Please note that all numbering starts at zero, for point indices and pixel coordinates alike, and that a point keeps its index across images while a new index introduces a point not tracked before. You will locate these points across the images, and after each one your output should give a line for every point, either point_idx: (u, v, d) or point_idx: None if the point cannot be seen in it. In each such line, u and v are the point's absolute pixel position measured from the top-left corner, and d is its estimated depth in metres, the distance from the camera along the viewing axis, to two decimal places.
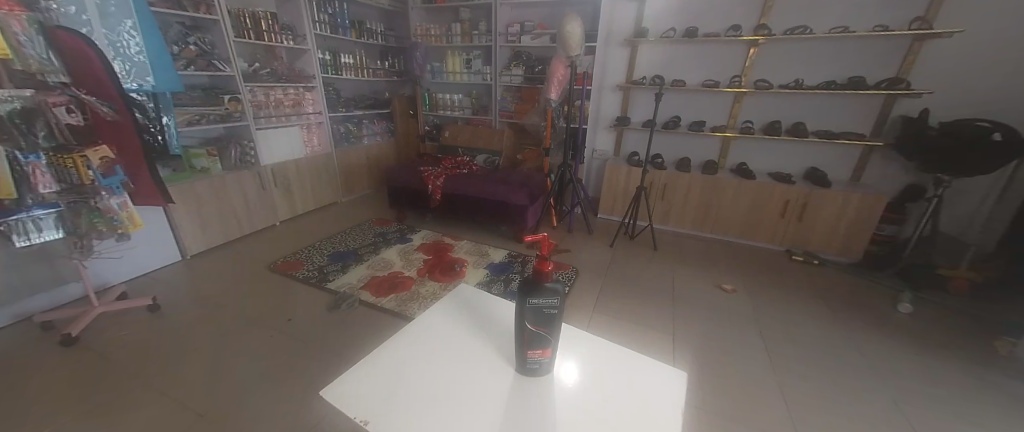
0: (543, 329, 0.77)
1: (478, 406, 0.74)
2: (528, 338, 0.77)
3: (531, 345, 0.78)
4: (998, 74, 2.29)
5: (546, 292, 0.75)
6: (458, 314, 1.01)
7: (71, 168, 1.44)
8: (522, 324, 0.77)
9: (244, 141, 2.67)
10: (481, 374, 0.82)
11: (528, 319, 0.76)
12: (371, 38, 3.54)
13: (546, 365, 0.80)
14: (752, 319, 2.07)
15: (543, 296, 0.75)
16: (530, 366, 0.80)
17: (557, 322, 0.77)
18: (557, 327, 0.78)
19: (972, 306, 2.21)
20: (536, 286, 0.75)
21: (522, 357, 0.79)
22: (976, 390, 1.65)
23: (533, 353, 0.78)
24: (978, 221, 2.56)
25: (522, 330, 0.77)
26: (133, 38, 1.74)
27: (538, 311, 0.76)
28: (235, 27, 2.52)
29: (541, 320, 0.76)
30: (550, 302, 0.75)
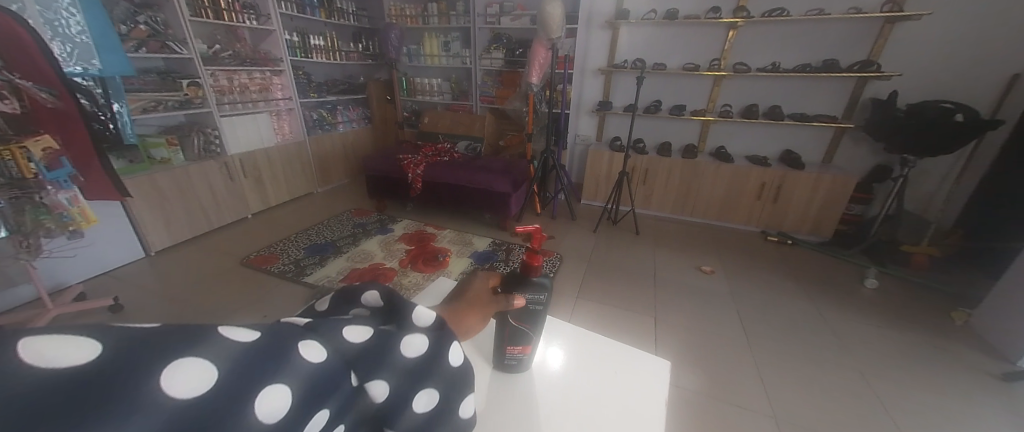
0: (526, 324, 0.73)
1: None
2: (507, 333, 0.73)
3: (512, 341, 0.74)
4: (960, 54, 2.37)
5: (535, 286, 0.71)
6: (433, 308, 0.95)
7: (9, 160, 1.30)
8: (504, 320, 0.73)
9: (207, 128, 2.51)
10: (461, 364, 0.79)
11: (509, 313, 0.72)
12: (342, 19, 3.38)
13: (525, 361, 0.77)
14: (729, 298, 2.12)
15: (529, 292, 0.71)
16: (509, 362, 0.76)
17: (541, 318, 0.74)
18: (541, 322, 0.74)
19: (933, 280, 2.32)
20: (523, 280, 0.71)
21: (501, 353, 0.76)
22: (938, 359, 1.74)
23: (513, 348, 0.75)
24: (939, 199, 2.68)
25: (503, 324, 0.73)
26: (72, 15, 1.57)
27: (520, 306, 0.71)
28: (190, 5, 2.34)
29: (523, 315, 0.72)
30: (536, 297, 0.71)
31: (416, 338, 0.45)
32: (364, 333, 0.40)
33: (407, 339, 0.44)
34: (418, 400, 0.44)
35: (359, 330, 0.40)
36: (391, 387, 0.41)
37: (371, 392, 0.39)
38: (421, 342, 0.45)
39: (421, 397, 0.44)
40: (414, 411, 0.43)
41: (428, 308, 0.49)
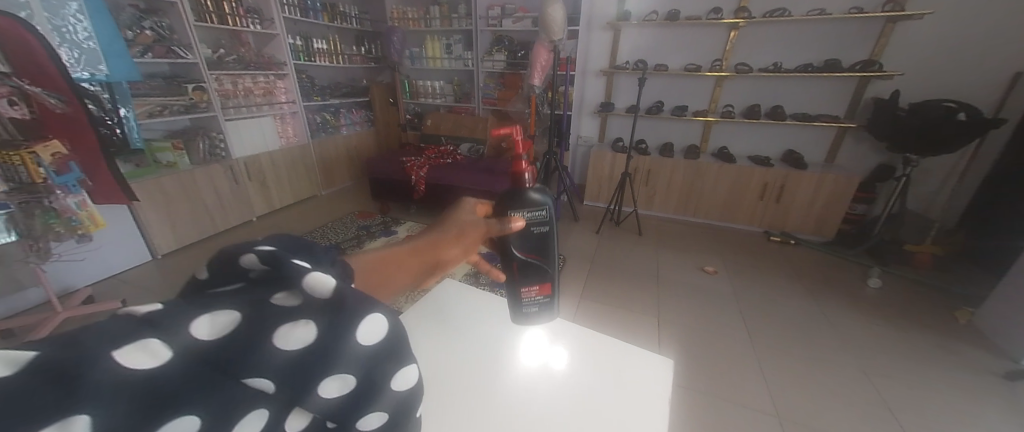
0: (536, 254, 0.71)
1: (469, 399, 0.72)
2: (518, 268, 0.71)
3: (528, 280, 0.72)
4: (962, 53, 2.36)
5: (531, 200, 0.68)
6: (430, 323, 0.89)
7: (19, 166, 1.33)
8: (511, 252, 0.70)
9: (212, 132, 2.53)
10: (469, 371, 0.78)
11: (515, 242, 0.69)
12: (345, 23, 3.40)
13: (544, 305, 0.76)
14: (733, 298, 2.13)
15: (528, 208, 0.68)
16: (530, 309, 0.76)
17: (554, 245, 0.72)
18: (552, 245, 0.72)
19: (937, 279, 2.32)
20: (518, 195, 0.68)
21: (518, 302, 0.74)
22: (942, 358, 1.74)
23: (530, 290, 0.74)
24: (943, 197, 2.67)
25: (510, 261, 0.71)
26: (79, 22, 1.59)
27: (525, 231, 0.69)
28: (195, 10, 2.36)
29: (533, 243, 0.70)
30: (538, 214, 0.69)
31: (302, 327, 0.32)
32: (229, 328, 0.29)
33: (283, 330, 0.31)
34: (324, 385, 0.33)
35: (226, 319, 0.29)
36: (281, 377, 0.31)
37: (257, 410, 0.31)
38: (306, 332, 0.32)
39: (326, 381, 0.33)
40: (321, 401, 0.33)
41: (320, 279, 0.33)
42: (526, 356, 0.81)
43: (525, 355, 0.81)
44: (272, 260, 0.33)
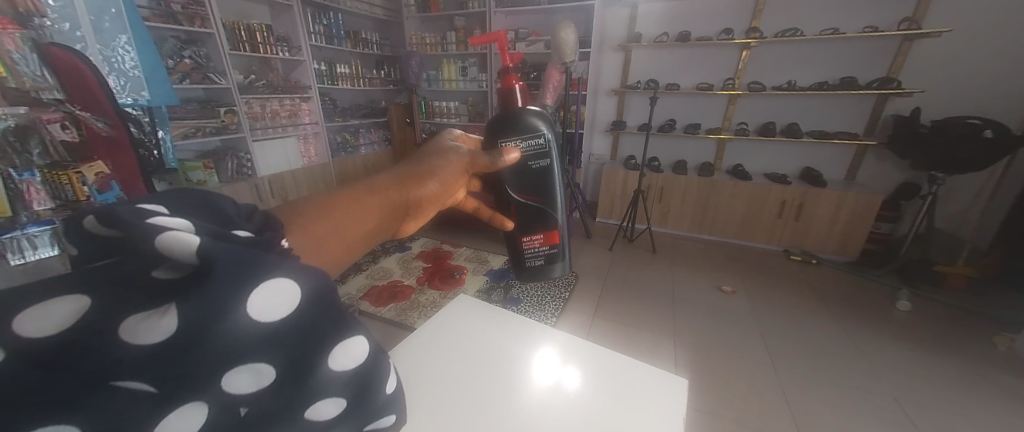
0: (534, 196, 0.71)
1: (476, 420, 0.67)
2: (519, 211, 0.71)
3: (532, 228, 0.73)
4: (985, 70, 2.33)
5: (524, 127, 0.67)
6: (429, 352, 0.82)
7: (66, 185, 1.26)
8: (508, 194, 0.70)
9: (240, 152, 2.66)
10: (473, 404, 0.70)
11: (511, 181, 0.69)
12: (366, 48, 3.57)
13: (550, 258, 0.76)
14: (751, 319, 2.08)
15: (521, 134, 0.67)
16: (535, 263, 0.76)
17: (556, 182, 0.71)
18: (552, 179, 0.71)
19: (971, 302, 2.22)
20: (511, 123, 0.67)
21: (522, 255, 0.76)
22: (981, 386, 1.65)
23: (533, 239, 0.74)
24: (973, 216, 2.58)
25: (509, 205, 0.71)
26: (127, 53, 1.73)
27: (523, 168, 0.68)
28: (230, 40, 2.52)
29: (532, 182, 0.69)
30: (533, 143, 0.67)
31: (263, 297, 0.26)
32: (64, 323, 0.21)
33: (133, 321, 0.22)
34: (228, 381, 0.26)
35: (64, 312, 0.21)
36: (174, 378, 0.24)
37: (181, 408, 0.25)
38: (169, 320, 0.23)
39: (230, 376, 0.26)
40: (233, 394, 0.27)
41: (172, 236, 0.23)
42: (536, 374, 0.76)
43: (535, 373, 0.76)
44: (108, 218, 0.24)
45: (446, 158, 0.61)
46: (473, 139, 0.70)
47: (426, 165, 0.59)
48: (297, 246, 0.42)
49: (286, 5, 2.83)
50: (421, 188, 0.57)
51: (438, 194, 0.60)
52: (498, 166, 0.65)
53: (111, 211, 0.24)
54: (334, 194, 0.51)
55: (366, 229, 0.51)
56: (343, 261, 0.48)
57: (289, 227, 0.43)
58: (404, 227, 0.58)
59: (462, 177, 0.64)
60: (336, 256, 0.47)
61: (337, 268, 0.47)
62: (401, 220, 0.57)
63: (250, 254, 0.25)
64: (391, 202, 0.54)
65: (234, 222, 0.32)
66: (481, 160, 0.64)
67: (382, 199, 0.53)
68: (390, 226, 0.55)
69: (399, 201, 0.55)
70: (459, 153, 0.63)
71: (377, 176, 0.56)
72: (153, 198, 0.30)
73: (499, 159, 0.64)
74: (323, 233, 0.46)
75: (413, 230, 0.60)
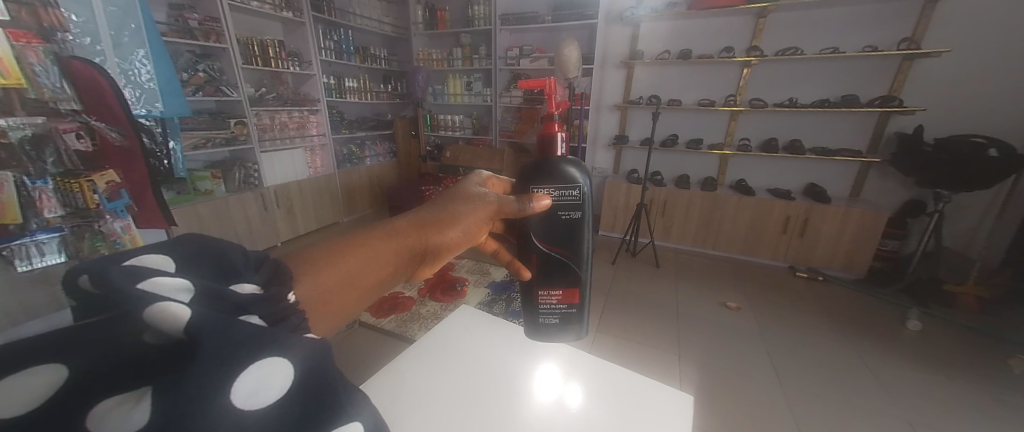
0: (561, 249, 0.67)
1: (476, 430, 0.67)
2: (541, 261, 0.68)
3: (551, 281, 0.68)
4: (987, 90, 2.34)
5: (560, 176, 0.64)
6: (434, 361, 0.83)
7: (77, 193, 1.30)
8: (532, 243, 0.67)
9: (248, 163, 2.71)
10: (472, 414, 0.70)
11: (538, 229, 0.66)
12: (375, 63, 3.65)
13: (567, 318, 0.70)
14: (758, 337, 2.05)
15: (557, 183, 0.64)
16: (549, 321, 0.70)
17: (586, 235, 0.67)
18: (582, 232, 0.67)
19: (981, 322, 2.18)
20: (548, 169, 0.64)
21: (534, 308, 0.71)
22: (995, 410, 1.61)
23: (550, 294, 0.69)
24: (981, 236, 2.55)
25: (531, 254, 0.68)
26: (144, 66, 1.77)
27: (552, 217, 0.65)
28: (243, 54, 2.60)
29: (559, 234, 0.66)
30: (568, 193, 0.65)
31: (250, 383, 0.28)
32: (47, 391, 0.23)
33: (104, 407, 0.25)
34: None
35: (44, 378, 0.24)
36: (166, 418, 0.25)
37: None
38: (141, 413, 0.25)
39: None
40: None
41: (162, 308, 0.26)
42: (538, 389, 0.76)
43: (537, 389, 0.76)
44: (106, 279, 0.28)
45: (465, 206, 0.67)
46: (504, 182, 0.72)
47: (444, 213, 0.67)
48: (304, 296, 0.53)
49: (298, 22, 2.92)
50: (438, 234, 0.66)
51: (454, 240, 0.67)
52: (525, 214, 0.64)
53: (111, 273, 0.29)
54: (356, 239, 0.62)
55: (377, 274, 0.62)
56: (350, 304, 0.58)
57: (302, 276, 0.54)
58: (423, 268, 0.68)
59: (484, 223, 0.69)
60: (342, 301, 0.57)
61: (344, 313, 0.58)
62: (417, 263, 0.67)
63: (236, 322, 0.29)
64: (403, 249, 0.64)
65: (238, 275, 0.39)
66: (507, 205, 0.65)
67: (395, 247, 0.63)
68: (406, 268, 0.66)
69: (413, 248, 0.65)
70: (482, 201, 0.68)
71: (399, 221, 0.67)
72: (157, 250, 0.35)
73: (525, 206, 0.63)
74: (333, 281, 0.56)
75: (432, 271, 0.69)
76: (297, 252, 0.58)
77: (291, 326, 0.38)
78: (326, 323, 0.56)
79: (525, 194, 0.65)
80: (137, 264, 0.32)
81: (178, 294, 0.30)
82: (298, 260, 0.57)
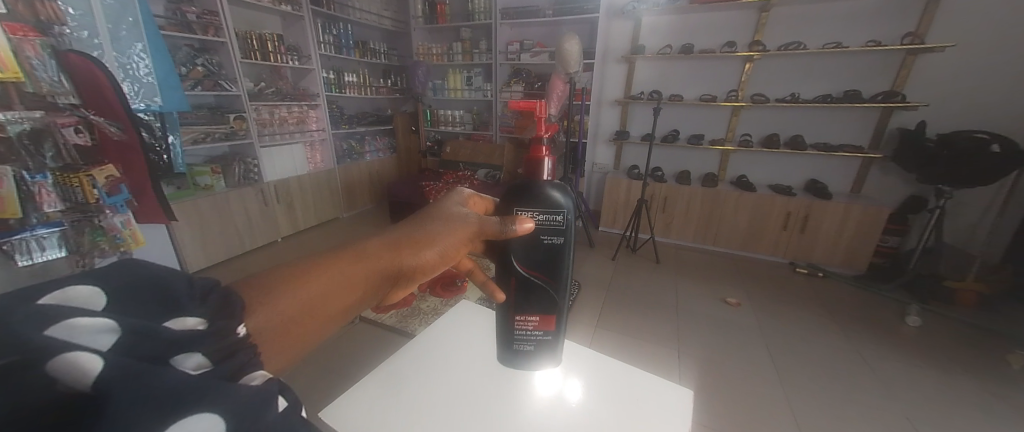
0: (539, 274, 0.62)
1: (476, 416, 0.69)
2: (519, 286, 0.63)
3: (527, 308, 0.64)
4: (991, 85, 2.32)
5: (543, 201, 0.59)
6: (440, 347, 0.86)
7: (75, 187, 1.30)
8: (509, 267, 0.62)
9: (247, 158, 2.70)
10: (474, 397, 0.73)
11: (518, 253, 0.61)
12: (374, 57, 3.63)
13: (542, 342, 0.67)
14: (758, 333, 2.05)
15: (541, 207, 0.60)
16: (523, 347, 0.67)
17: (568, 263, 0.62)
18: (563, 257, 0.62)
19: (981, 318, 2.19)
20: (532, 190, 0.59)
21: (509, 333, 0.67)
22: (994, 405, 1.62)
23: (527, 319, 0.65)
24: (982, 232, 2.54)
25: (510, 275, 0.63)
26: (142, 60, 1.76)
27: (533, 242, 0.61)
28: (242, 48, 2.58)
29: (540, 259, 0.62)
30: (552, 218, 0.60)
31: None
32: None
33: None
34: None
35: None
36: None
37: None
38: None
39: None
40: None
41: (70, 353, 0.23)
42: (539, 380, 0.77)
43: (538, 379, 0.77)
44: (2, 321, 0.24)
45: (446, 223, 0.60)
46: (487, 201, 0.65)
47: (423, 231, 0.59)
48: (254, 330, 0.44)
49: (297, 16, 2.90)
50: (412, 256, 0.57)
51: (432, 262, 0.59)
52: (507, 236, 0.59)
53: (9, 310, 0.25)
54: (313, 263, 0.52)
55: (343, 302, 0.52)
56: (308, 337, 0.50)
57: (250, 306, 0.45)
58: (395, 292, 0.59)
59: (466, 242, 0.61)
60: (299, 334, 0.49)
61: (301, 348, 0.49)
62: (390, 287, 0.58)
63: (158, 375, 0.25)
64: (375, 272, 0.55)
65: (178, 307, 0.34)
66: (488, 225, 0.59)
67: (365, 270, 0.54)
68: (375, 293, 0.57)
69: (385, 270, 0.56)
70: (464, 219, 0.60)
71: (366, 241, 0.57)
72: (88, 280, 0.31)
73: (507, 228, 0.58)
74: (288, 312, 0.47)
75: (404, 294, 0.61)
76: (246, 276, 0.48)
77: (234, 368, 0.33)
78: (277, 362, 0.47)
79: (508, 216, 0.59)
80: (55, 299, 0.29)
81: (97, 337, 0.26)
82: (246, 285, 0.47)
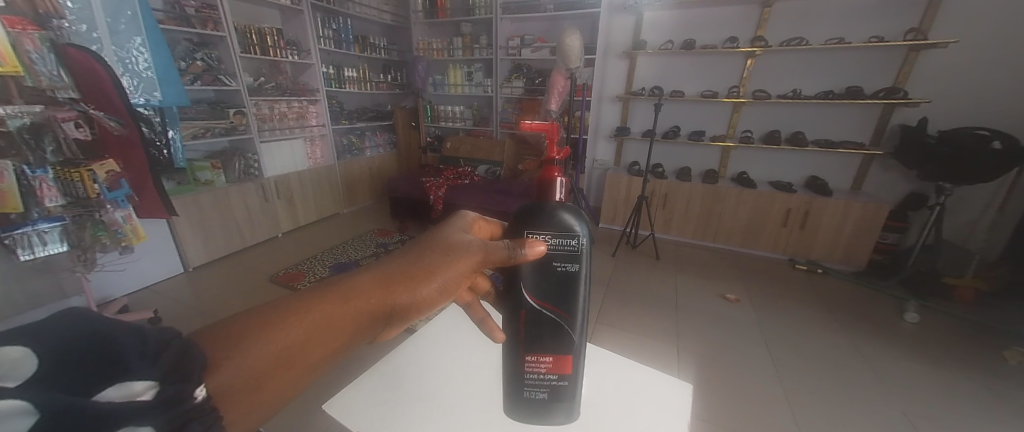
0: (552, 307, 0.57)
1: (485, 389, 0.74)
2: (529, 319, 0.57)
3: (538, 346, 0.58)
4: (992, 82, 2.32)
5: (554, 223, 0.54)
6: (459, 326, 0.92)
7: (76, 181, 1.37)
8: (517, 302, 0.57)
9: (248, 153, 2.69)
10: (486, 371, 0.78)
11: (528, 281, 0.56)
12: (374, 52, 3.62)
13: (556, 389, 0.60)
14: (756, 329, 2.06)
15: (554, 229, 0.55)
16: (535, 395, 0.60)
17: (582, 294, 0.57)
18: (577, 287, 0.56)
19: (979, 315, 2.19)
20: (543, 211, 0.55)
21: (518, 378, 0.60)
22: (990, 401, 1.63)
23: (539, 361, 0.59)
24: (981, 229, 2.55)
25: (518, 309, 0.57)
26: (141, 54, 1.74)
27: (544, 269, 0.56)
28: (241, 43, 2.57)
29: (551, 289, 0.56)
30: (565, 242, 0.55)
31: None
32: None
33: None
34: None
35: None
36: None
37: None
38: None
39: None
40: None
41: None
42: None
43: None
44: None
45: (447, 254, 0.54)
46: (493, 226, 0.60)
47: (419, 262, 0.54)
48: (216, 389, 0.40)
49: (296, 10, 2.88)
50: (407, 292, 0.52)
51: (429, 298, 0.54)
52: (516, 262, 0.53)
53: None
54: (294, 305, 0.48)
55: (324, 349, 0.48)
56: (282, 390, 0.46)
57: (214, 362, 0.41)
58: (388, 331, 0.54)
59: (469, 274, 0.55)
60: (272, 386, 0.45)
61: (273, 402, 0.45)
62: (380, 327, 0.52)
63: None
64: (362, 312, 0.50)
65: (125, 369, 0.33)
66: (496, 252, 0.54)
67: (351, 311, 0.49)
68: (365, 334, 0.52)
69: (374, 310, 0.51)
70: (469, 248, 0.55)
71: (355, 277, 0.52)
72: (20, 342, 0.30)
73: (516, 254, 0.53)
74: (259, 365, 0.43)
75: (399, 332, 0.55)
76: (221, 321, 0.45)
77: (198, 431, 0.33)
78: (244, 419, 0.43)
79: (517, 240, 0.54)
80: None
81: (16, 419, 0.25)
82: (219, 330, 0.45)
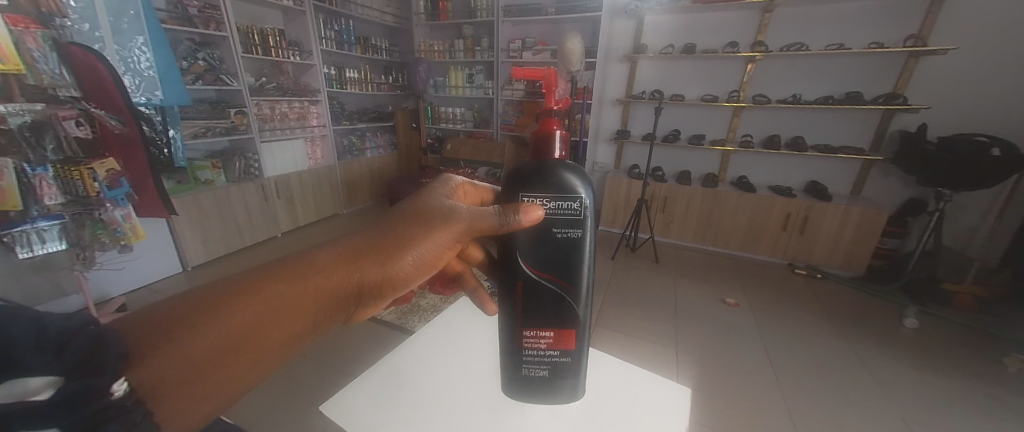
0: (552, 278, 0.57)
1: (481, 390, 0.74)
2: (527, 291, 0.58)
3: (536, 321, 0.58)
4: (991, 88, 2.33)
5: (554, 185, 0.55)
6: (459, 327, 0.92)
7: (77, 180, 1.39)
8: (517, 273, 0.57)
9: (248, 153, 2.69)
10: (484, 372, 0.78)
11: (526, 250, 0.57)
12: (376, 53, 3.63)
13: (556, 369, 0.61)
14: (756, 334, 2.04)
15: (553, 191, 0.56)
16: (535, 373, 0.61)
17: (585, 262, 0.57)
18: (579, 256, 0.57)
19: (977, 322, 2.19)
20: (546, 171, 0.56)
21: (517, 356, 0.60)
22: (989, 408, 1.62)
23: (539, 336, 0.59)
24: (980, 235, 2.54)
25: (514, 280, 0.58)
26: (143, 53, 1.75)
27: (544, 236, 0.56)
28: (244, 43, 2.58)
29: (551, 258, 0.57)
30: (566, 205, 0.56)
31: None
32: None
33: None
34: None
35: None
36: None
37: None
38: None
39: None
40: None
41: None
42: None
43: None
44: None
45: (423, 227, 0.54)
46: (481, 189, 0.63)
47: (394, 236, 0.54)
48: (139, 382, 0.38)
49: (298, 10, 2.89)
50: (383, 266, 0.52)
51: (404, 272, 0.54)
52: (508, 227, 0.54)
53: None
54: (254, 283, 0.46)
55: (292, 328, 0.47)
56: (241, 376, 0.44)
57: (154, 347, 0.40)
58: (360, 310, 0.54)
59: (446, 247, 0.56)
60: (232, 369, 0.43)
61: (234, 388, 0.44)
62: (352, 305, 0.52)
63: None
64: (329, 290, 0.49)
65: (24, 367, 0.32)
66: (485, 220, 0.55)
67: (316, 286, 0.48)
68: (336, 314, 0.51)
69: (344, 286, 0.50)
70: (447, 218, 0.55)
71: (323, 253, 0.51)
72: None
73: (508, 220, 0.53)
74: (209, 350, 0.42)
75: (375, 311, 0.55)
76: (162, 305, 0.43)
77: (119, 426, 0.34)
78: (202, 404, 0.42)
79: (510, 205, 0.55)
80: None
81: None
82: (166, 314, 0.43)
